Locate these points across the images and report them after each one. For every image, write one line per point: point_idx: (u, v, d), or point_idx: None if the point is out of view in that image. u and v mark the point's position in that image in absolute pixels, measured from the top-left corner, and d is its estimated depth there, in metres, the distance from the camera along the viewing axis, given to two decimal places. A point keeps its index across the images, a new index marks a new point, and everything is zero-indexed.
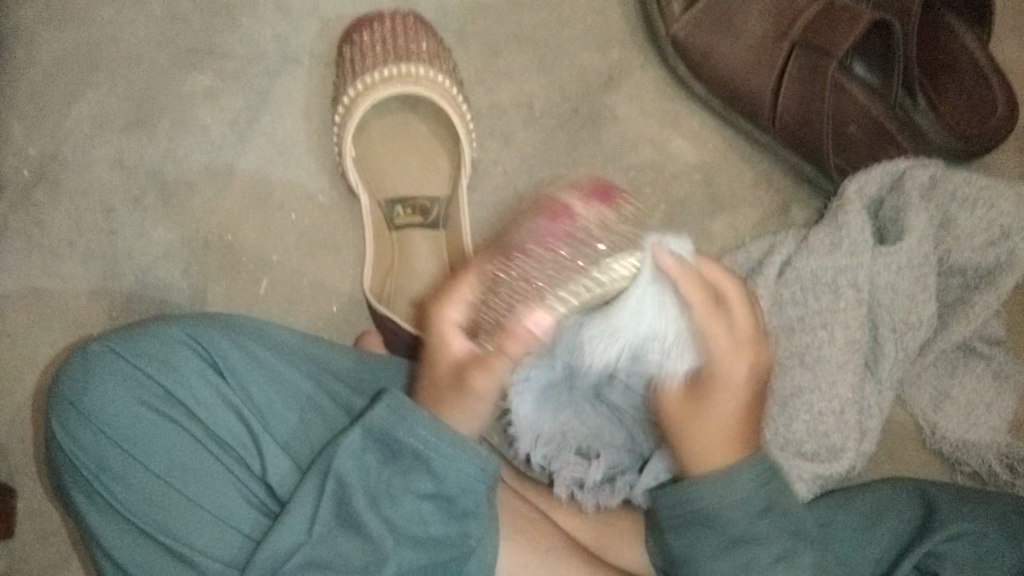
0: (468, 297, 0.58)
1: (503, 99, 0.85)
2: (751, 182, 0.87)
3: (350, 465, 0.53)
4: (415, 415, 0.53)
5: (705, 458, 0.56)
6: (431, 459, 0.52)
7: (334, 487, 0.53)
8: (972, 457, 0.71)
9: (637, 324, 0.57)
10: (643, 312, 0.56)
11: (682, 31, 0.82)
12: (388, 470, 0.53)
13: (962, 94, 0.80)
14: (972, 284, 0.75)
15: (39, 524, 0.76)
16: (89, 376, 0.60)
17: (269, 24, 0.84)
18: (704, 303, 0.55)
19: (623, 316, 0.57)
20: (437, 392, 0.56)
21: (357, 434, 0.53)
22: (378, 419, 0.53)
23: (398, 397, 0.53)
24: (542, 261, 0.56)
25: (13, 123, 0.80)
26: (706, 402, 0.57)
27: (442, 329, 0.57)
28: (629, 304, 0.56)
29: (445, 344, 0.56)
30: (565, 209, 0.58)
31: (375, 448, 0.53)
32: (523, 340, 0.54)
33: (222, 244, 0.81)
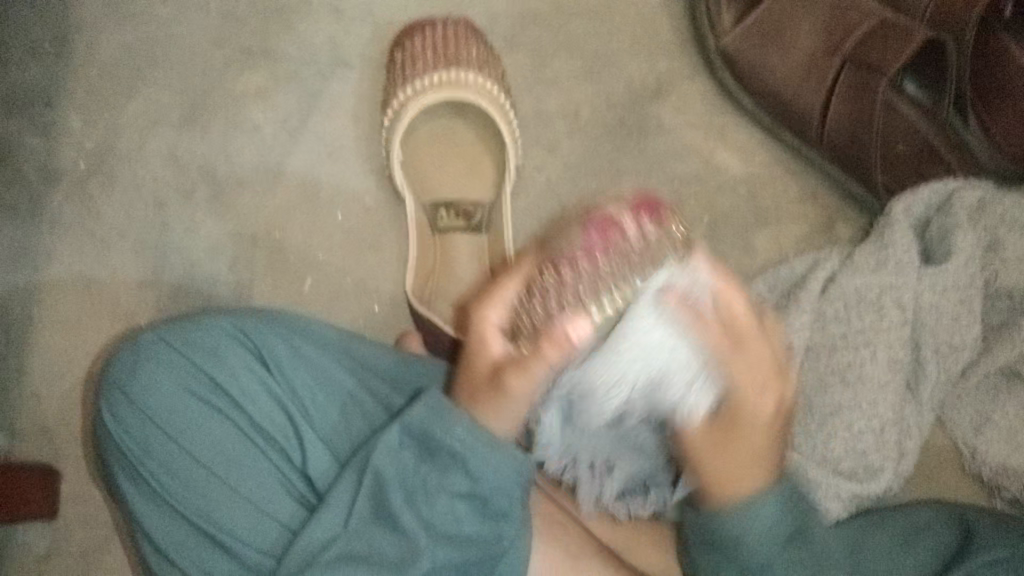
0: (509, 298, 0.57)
1: (550, 107, 0.86)
2: (796, 196, 0.86)
3: (388, 461, 0.53)
4: (453, 416, 0.53)
5: (736, 495, 0.56)
6: (467, 460, 0.53)
7: (371, 481, 0.54)
8: (1013, 482, 0.70)
9: (652, 361, 0.53)
10: (661, 350, 0.53)
11: (731, 44, 0.83)
12: (425, 466, 0.54)
13: (1014, 115, 0.76)
14: (1018, 307, 0.73)
15: (80, 509, 0.78)
16: (141, 365, 0.62)
17: (322, 27, 0.86)
18: (729, 336, 0.53)
19: (635, 353, 0.53)
20: (472, 391, 0.56)
21: (395, 431, 0.54)
22: (417, 416, 0.54)
23: (438, 398, 0.54)
24: (590, 272, 0.54)
25: (72, 116, 0.83)
26: (725, 439, 0.55)
27: (481, 330, 0.57)
28: (646, 345, 0.52)
29: (485, 345, 0.57)
30: (614, 221, 0.55)
31: (414, 445, 0.54)
32: (559, 344, 0.53)
33: (269, 241, 0.82)
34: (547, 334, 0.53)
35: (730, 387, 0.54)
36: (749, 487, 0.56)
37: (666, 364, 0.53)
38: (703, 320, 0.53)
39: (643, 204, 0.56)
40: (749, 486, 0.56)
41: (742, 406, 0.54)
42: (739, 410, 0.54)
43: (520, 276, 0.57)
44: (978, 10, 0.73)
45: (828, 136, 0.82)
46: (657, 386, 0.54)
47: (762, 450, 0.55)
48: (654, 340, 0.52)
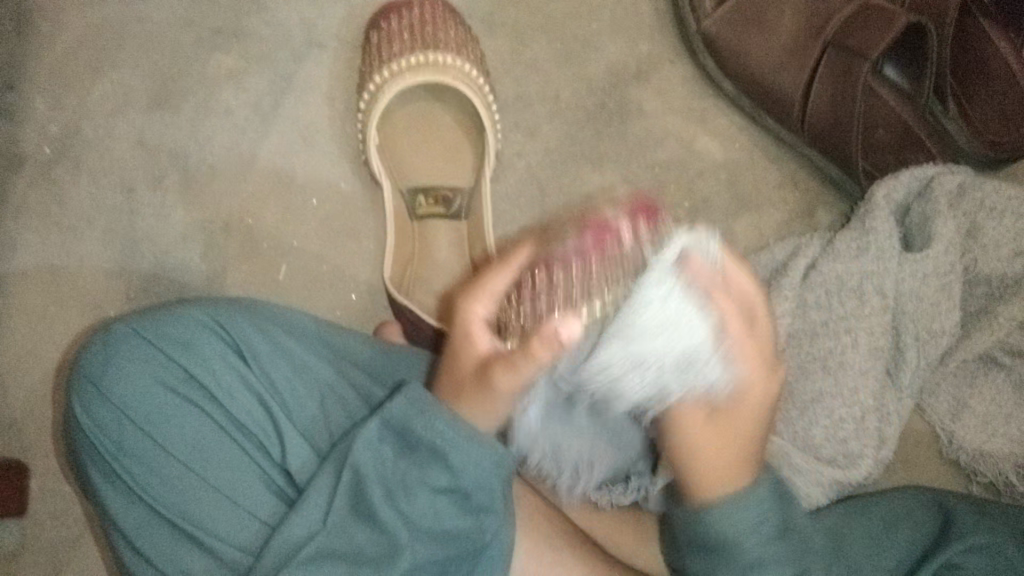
0: (497, 290, 0.54)
1: (529, 91, 0.84)
2: (777, 182, 0.86)
3: (367, 456, 0.52)
4: (435, 411, 0.52)
5: (720, 484, 0.53)
6: (449, 456, 0.51)
7: (350, 477, 0.52)
8: (988, 467, 0.72)
9: (665, 329, 0.49)
10: (672, 323, 0.49)
11: (712, 27, 0.82)
12: (405, 460, 0.52)
13: (993, 99, 0.79)
14: (997, 294, 0.73)
15: (51, 504, 0.76)
16: (111, 358, 0.60)
17: (295, 8, 0.83)
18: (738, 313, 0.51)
19: (638, 328, 0.50)
20: (458, 387, 0.54)
21: (375, 424, 0.53)
22: (396, 412, 0.52)
23: (418, 391, 0.53)
24: (579, 271, 0.54)
25: (36, 99, 0.80)
26: (724, 423, 0.53)
27: (467, 322, 0.54)
28: (666, 315, 0.50)
29: (472, 339, 0.54)
30: (611, 228, 0.56)
31: (393, 439, 0.53)
32: (551, 344, 0.48)
33: (242, 228, 0.80)
34: (540, 333, 0.49)
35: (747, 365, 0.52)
36: (731, 476, 0.53)
37: (678, 337, 0.49)
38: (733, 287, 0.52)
39: (643, 208, 0.58)
40: (734, 473, 0.53)
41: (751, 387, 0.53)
42: (750, 389, 0.52)
43: (511, 266, 0.54)
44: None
45: (811, 121, 0.82)
46: (676, 365, 0.50)
47: (754, 435, 0.53)
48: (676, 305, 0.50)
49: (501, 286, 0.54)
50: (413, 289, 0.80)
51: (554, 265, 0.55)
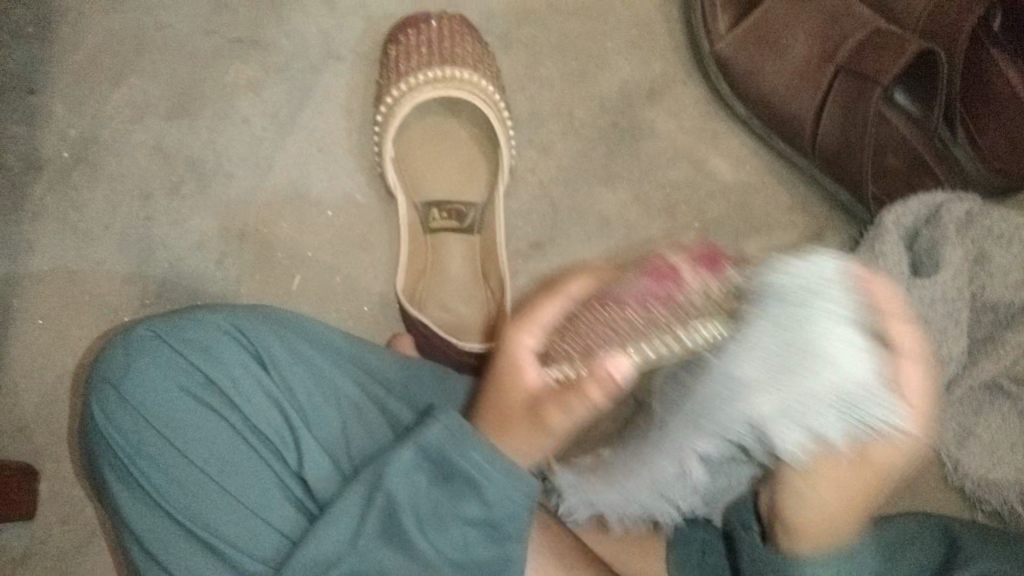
0: (547, 321, 0.55)
1: (544, 108, 0.85)
2: (787, 204, 0.87)
3: (401, 483, 0.52)
4: (470, 438, 0.52)
5: (825, 534, 0.55)
6: (484, 487, 0.51)
7: (382, 503, 0.52)
8: (993, 494, 0.72)
9: (820, 336, 0.54)
10: (840, 326, 0.53)
11: (726, 50, 0.83)
12: (438, 491, 0.52)
13: (1001, 126, 0.80)
14: (1003, 323, 0.74)
15: (61, 507, 0.77)
16: (133, 360, 0.61)
17: (314, 20, 0.84)
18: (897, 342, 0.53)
19: (799, 336, 0.54)
20: (505, 421, 0.54)
21: (410, 450, 0.52)
22: (432, 437, 0.52)
23: (457, 419, 0.52)
24: (639, 318, 0.51)
25: (55, 104, 0.81)
26: (862, 469, 0.54)
27: (515, 356, 0.54)
28: (821, 345, 0.54)
29: (519, 373, 0.54)
30: (673, 269, 0.52)
31: (428, 467, 0.52)
32: (602, 386, 0.51)
33: (257, 237, 0.81)
34: (596, 374, 0.51)
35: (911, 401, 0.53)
36: (842, 524, 0.55)
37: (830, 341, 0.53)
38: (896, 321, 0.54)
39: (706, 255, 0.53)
40: (845, 522, 0.55)
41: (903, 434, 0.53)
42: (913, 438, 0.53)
43: (563, 298, 0.55)
44: (968, 27, 0.76)
45: (822, 144, 0.82)
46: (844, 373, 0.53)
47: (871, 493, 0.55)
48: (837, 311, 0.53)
49: (554, 315, 0.55)
50: (424, 300, 0.81)
51: (612, 303, 0.52)
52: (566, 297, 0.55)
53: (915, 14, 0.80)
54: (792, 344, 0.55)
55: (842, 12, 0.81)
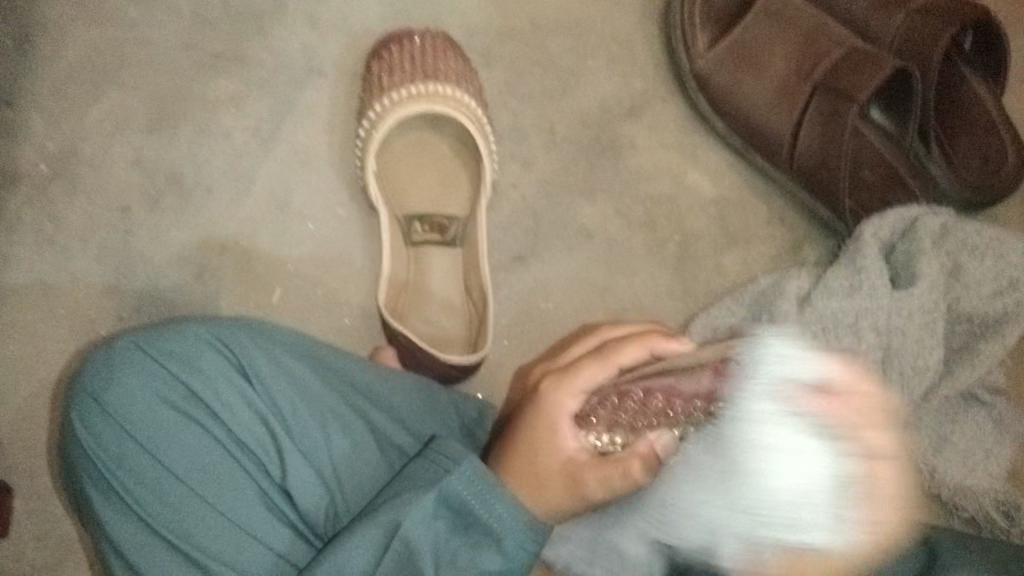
0: (589, 387, 0.55)
1: (526, 123, 0.86)
2: (765, 219, 0.88)
3: (421, 530, 0.51)
4: (494, 491, 0.50)
5: None
6: (503, 538, 0.51)
7: (399, 549, 0.50)
8: (971, 503, 0.71)
9: (773, 472, 0.36)
10: (834, 463, 0.36)
11: (705, 67, 0.84)
12: (457, 539, 0.51)
13: (973, 143, 0.82)
14: (979, 333, 0.75)
15: (34, 525, 0.75)
16: (113, 372, 0.60)
17: (296, 35, 0.84)
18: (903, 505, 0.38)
19: (743, 455, 0.38)
20: (526, 476, 0.54)
21: (431, 499, 0.51)
22: (455, 486, 0.50)
23: (479, 467, 0.51)
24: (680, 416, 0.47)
25: (33, 116, 0.80)
26: None
27: (555, 419, 0.55)
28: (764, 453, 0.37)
29: (557, 437, 0.54)
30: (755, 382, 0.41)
31: (447, 514, 0.51)
32: (649, 465, 0.49)
33: (238, 250, 0.81)
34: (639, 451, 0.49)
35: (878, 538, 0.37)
36: None
37: (797, 485, 0.36)
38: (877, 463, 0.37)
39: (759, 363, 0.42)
40: None
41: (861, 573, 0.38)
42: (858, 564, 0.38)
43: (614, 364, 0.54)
44: (939, 54, 0.78)
45: (801, 159, 0.83)
46: (842, 520, 0.36)
47: None
48: (789, 455, 0.36)
49: (597, 384, 0.55)
50: (406, 313, 0.81)
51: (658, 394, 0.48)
52: (615, 365, 0.54)
53: (890, 35, 0.81)
54: (763, 493, 0.37)
55: (818, 33, 0.83)
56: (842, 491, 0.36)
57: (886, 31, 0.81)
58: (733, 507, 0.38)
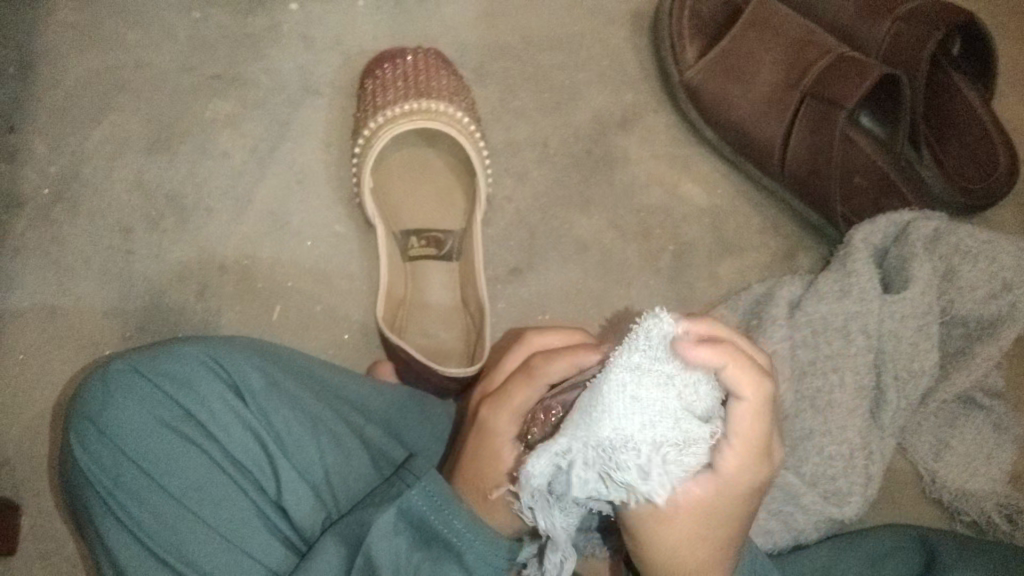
0: (523, 409, 0.53)
1: (518, 138, 0.87)
2: (759, 227, 0.89)
3: (382, 547, 0.51)
4: (452, 508, 0.52)
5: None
6: (463, 553, 0.52)
7: (362, 565, 0.51)
8: (972, 506, 0.72)
9: (617, 416, 0.40)
10: (663, 417, 0.41)
11: (694, 78, 0.85)
12: (420, 553, 0.52)
13: (964, 148, 0.83)
14: (974, 335, 0.76)
15: (43, 543, 0.76)
16: (109, 393, 0.61)
17: (291, 56, 0.86)
18: (744, 442, 0.44)
19: (593, 403, 0.42)
20: (482, 499, 0.54)
21: (391, 514, 0.52)
22: (415, 502, 0.52)
23: (438, 483, 0.52)
24: None
25: (36, 141, 0.82)
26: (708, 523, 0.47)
27: (492, 441, 0.54)
28: (641, 395, 0.41)
29: (497, 460, 0.53)
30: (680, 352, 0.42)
31: (408, 530, 0.52)
32: None
33: (237, 269, 0.82)
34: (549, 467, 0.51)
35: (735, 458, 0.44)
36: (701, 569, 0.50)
37: (634, 433, 0.40)
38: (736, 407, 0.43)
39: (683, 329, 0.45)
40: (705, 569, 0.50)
41: (734, 484, 0.45)
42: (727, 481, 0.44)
43: (536, 385, 0.52)
44: (928, 53, 0.79)
45: (792, 166, 0.84)
46: (657, 463, 0.40)
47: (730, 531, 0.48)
48: (637, 406, 0.41)
49: (532, 401, 0.53)
50: (406, 325, 0.82)
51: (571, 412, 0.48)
52: (542, 384, 0.51)
53: (877, 40, 0.82)
54: (597, 437, 0.40)
55: (806, 39, 0.83)
56: (659, 443, 0.40)
57: (874, 38, 0.82)
58: (575, 445, 0.41)
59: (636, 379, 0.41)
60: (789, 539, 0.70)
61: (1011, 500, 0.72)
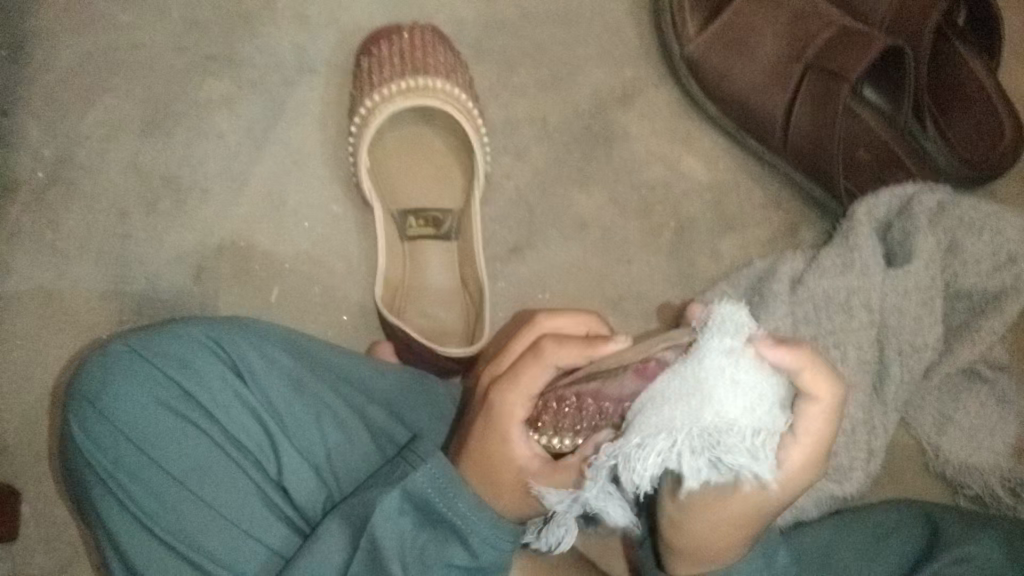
0: (535, 390, 0.54)
1: (517, 115, 0.86)
2: (761, 201, 0.88)
3: (387, 527, 0.51)
4: (457, 489, 0.52)
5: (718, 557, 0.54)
6: (468, 536, 0.52)
7: (367, 547, 0.51)
8: (974, 480, 0.73)
9: (723, 405, 0.45)
10: (759, 401, 0.45)
11: (695, 50, 0.83)
12: (425, 533, 0.52)
13: (970, 120, 0.81)
14: (978, 309, 0.75)
15: (46, 526, 0.76)
16: (109, 376, 0.60)
17: (286, 34, 0.85)
18: (811, 437, 0.47)
19: (693, 389, 0.45)
20: (494, 484, 0.53)
21: (397, 496, 0.51)
22: (420, 482, 0.51)
23: (442, 464, 0.52)
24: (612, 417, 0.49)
25: (29, 124, 0.81)
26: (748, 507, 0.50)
27: (503, 426, 0.54)
28: (734, 378, 0.45)
29: (508, 446, 0.54)
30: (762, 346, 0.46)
31: (413, 511, 0.52)
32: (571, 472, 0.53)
33: (234, 250, 0.81)
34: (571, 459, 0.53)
35: (795, 455, 0.47)
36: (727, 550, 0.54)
37: (740, 420, 0.44)
38: (809, 405, 0.46)
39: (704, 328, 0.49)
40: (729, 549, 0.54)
41: (788, 479, 0.48)
42: (786, 477, 0.47)
43: (548, 370, 0.53)
44: (932, 22, 0.77)
45: (793, 142, 0.83)
46: (751, 448, 0.44)
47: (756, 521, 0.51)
48: (737, 388, 0.45)
49: (542, 382, 0.54)
50: (404, 305, 0.82)
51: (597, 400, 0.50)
52: (552, 367, 0.53)
53: (880, 11, 0.81)
54: (703, 424, 0.45)
55: (808, 11, 0.82)
56: (760, 430, 0.45)
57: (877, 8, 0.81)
58: (675, 432, 0.45)
59: (727, 364, 0.45)
60: (791, 516, 0.71)
61: (1015, 473, 0.72)
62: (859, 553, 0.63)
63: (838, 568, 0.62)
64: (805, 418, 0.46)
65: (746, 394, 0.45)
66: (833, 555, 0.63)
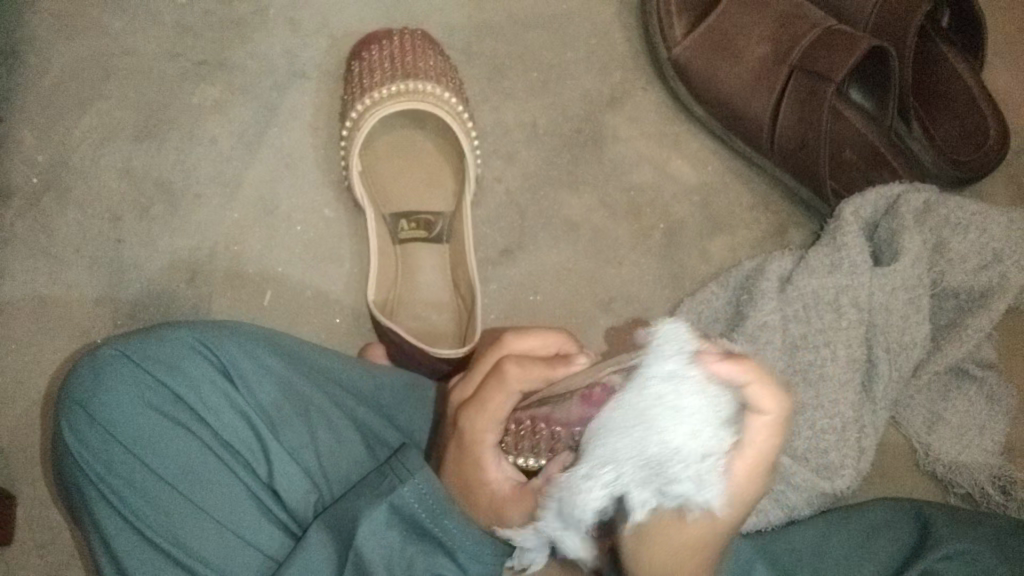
0: (501, 414, 0.52)
1: (507, 118, 0.87)
2: (749, 203, 0.88)
3: (372, 542, 0.51)
4: (443, 508, 0.52)
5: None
6: (456, 551, 0.52)
7: (353, 562, 0.51)
8: (965, 479, 0.73)
9: (665, 432, 0.41)
10: (707, 426, 0.41)
11: (683, 54, 0.84)
12: (413, 546, 0.52)
13: (954, 121, 0.82)
14: (966, 306, 0.76)
15: (40, 530, 0.76)
16: (100, 379, 0.61)
17: (278, 40, 0.85)
18: (758, 455, 0.42)
19: (637, 420, 0.42)
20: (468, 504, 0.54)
21: (383, 511, 0.52)
22: (406, 497, 0.52)
23: (429, 480, 0.52)
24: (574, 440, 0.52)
25: (23, 131, 0.82)
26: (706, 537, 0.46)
27: (476, 451, 0.53)
28: (671, 407, 0.41)
29: (481, 472, 0.53)
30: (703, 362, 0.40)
31: (400, 524, 0.52)
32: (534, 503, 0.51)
33: (228, 254, 0.82)
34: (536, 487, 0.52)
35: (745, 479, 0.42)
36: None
37: (685, 448, 0.41)
38: (756, 418, 0.41)
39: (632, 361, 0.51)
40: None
41: (740, 499, 0.43)
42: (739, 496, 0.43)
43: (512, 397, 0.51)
44: (916, 22, 0.78)
45: (780, 143, 0.84)
46: (699, 472, 0.41)
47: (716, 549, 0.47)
48: (679, 416, 0.40)
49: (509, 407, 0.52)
50: (396, 308, 0.82)
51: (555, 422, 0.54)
52: (516, 392, 0.51)
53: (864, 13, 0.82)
54: (647, 454, 0.41)
55: (792, 15, 0.83)
56: (708, 454, 0.41)
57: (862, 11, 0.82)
58: (622, 464, 0.42)
59: (664, 394, 0.41)
60: (781, 515, 0.72)
61: (1006, 471, 0.72)
62: (849, 548, 0.64)
63: (827, 563, 0.63)
64: (752, 435, 0.41)
65: (690, 422, 0.41)
66: (822, 549, 0.64)
